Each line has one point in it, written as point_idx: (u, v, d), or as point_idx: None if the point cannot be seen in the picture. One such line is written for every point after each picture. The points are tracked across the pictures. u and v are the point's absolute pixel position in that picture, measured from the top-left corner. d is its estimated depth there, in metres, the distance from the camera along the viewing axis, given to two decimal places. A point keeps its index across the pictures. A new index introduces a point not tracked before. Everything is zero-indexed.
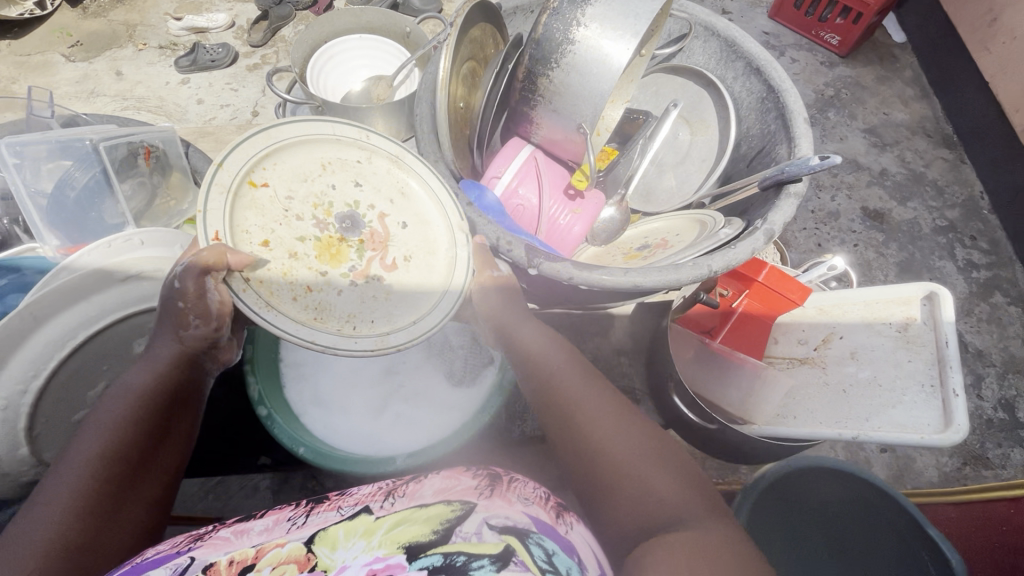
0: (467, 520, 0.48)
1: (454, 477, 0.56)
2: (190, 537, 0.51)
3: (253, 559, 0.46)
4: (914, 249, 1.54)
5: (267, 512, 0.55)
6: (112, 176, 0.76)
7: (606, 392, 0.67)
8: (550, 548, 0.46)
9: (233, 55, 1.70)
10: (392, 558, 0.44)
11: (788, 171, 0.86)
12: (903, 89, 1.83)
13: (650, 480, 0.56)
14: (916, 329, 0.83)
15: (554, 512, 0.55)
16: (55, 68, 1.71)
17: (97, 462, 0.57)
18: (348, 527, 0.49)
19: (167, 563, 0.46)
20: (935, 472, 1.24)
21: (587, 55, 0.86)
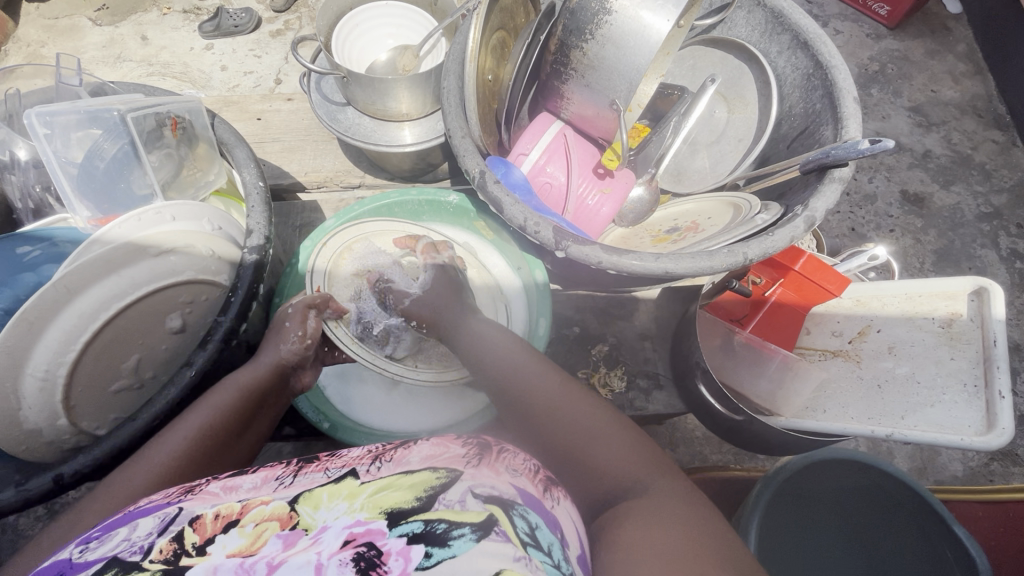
0: (451, 488, 0.47)
1: (443, 444, 0.55)
2: (183, 489, 0.51)
3: (237, 515, 0.45)
4: (955, 236, 1.47)
5: (260, 467, 0.54)
6: (140, 146, 0.75)
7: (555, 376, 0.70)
8: (533, 521, 0.46)
9: (257, 20, 1.67)
10: (373, 523, 0.43)
11: (834, 154, 0.82)
12: (955, 65, 1.72)
13: (601, 453, 0.60)
14: (960, 325, 0.79)
15: (542, 485, 0.54)
16: (83, 32, 1.71)
17: (201, 434, 0.61)
18: (333, 489, 0.48)
19: (154, 514, 0.46)
20: (960, 466, 1.21)
21: (623, 26, 0.82)
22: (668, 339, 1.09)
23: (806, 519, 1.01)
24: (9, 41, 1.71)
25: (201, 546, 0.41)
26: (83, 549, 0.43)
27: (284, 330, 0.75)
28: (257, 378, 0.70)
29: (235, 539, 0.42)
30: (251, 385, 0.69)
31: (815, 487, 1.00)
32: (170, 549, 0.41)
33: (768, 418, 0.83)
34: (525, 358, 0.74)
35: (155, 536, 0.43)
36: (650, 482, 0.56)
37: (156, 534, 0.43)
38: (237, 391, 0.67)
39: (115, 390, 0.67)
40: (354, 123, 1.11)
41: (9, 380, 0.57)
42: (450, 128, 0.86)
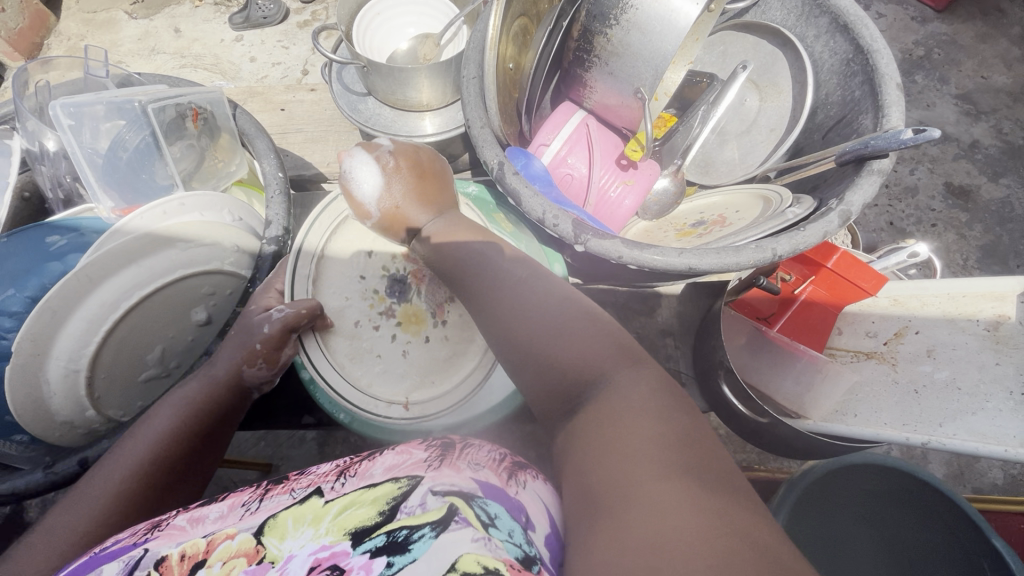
0: (412, 492, 0.47)
1: (406, 452, 0.55)
2: (150, 524, 0.51)
3: (203, 554, 0.45)
4: (1003, 232, 1.39)
5: (228, 495, 0.54)
6: (161, 139, 0.76)
7: (517, 263, 0.67)
8: (493, 510, 0.47)
9: (285, 11, 1.68)
10: (338, 546, 0.42)
11: (873, 145, 0.77)
12: (1009, 49, 1.61)
13: (559, 345, 0.57)
14: (1008, 329, 0.75)
15: (506, 472, 0.55)
16: (119, 26, 1.74)
17: (142, 470, 0.60)
18: (297, 515, 0.47)
19: (120, 557, 0.46)
20: (1001, 475, 1.15)
21: (651, 10, 0.78)
22: (691, 336, 1.06)
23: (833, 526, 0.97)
24: (50, 35, 1.76)
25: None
26: None
27: (252, 347, 0.69)
28: (211, 396, 0.67)
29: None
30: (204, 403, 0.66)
31: (840, 492, 0.96)
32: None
33: (795, 421, 0.79)
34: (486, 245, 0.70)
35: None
36: (615, 375, 0.54)
37: None
38: (188, 413, 0.65)
39: (144, 378, 0.70)
40: (374, 114, 1.10)
41: (35, 368, 0.59)
42: (470, 119, 0.85)
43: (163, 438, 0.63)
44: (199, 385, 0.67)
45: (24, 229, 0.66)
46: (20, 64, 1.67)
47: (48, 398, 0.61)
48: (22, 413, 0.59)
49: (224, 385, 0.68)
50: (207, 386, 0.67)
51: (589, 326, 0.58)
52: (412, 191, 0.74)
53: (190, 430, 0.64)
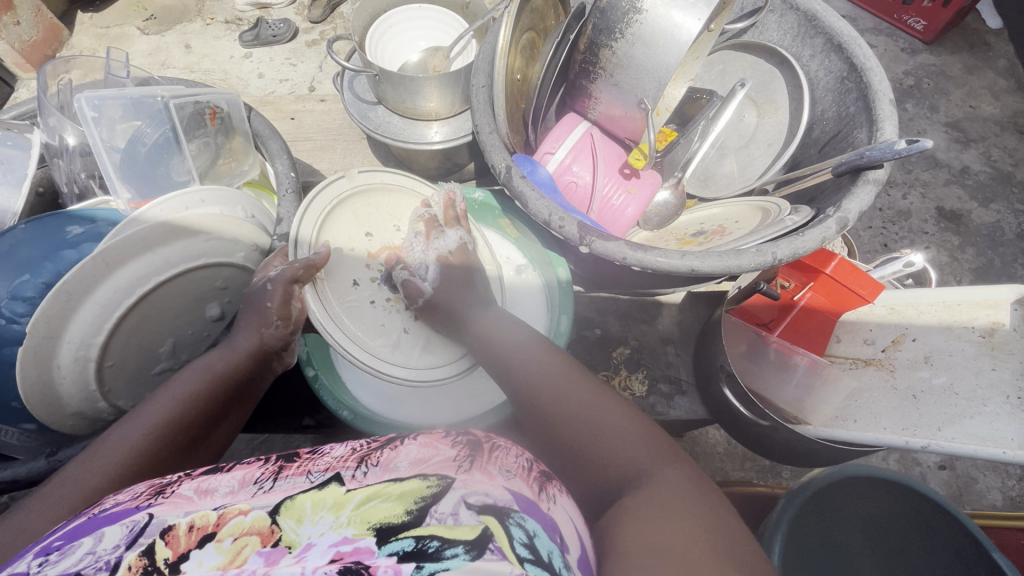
0: (442, 498, 0.41)
1: (432, 446, 0.50)
2: (153, 489, 0.46)
3: (213, 527, 0.39)
4: (995, 255, 1.42)
5: (236, 466, 0.48)
6: (180, 133, 0.79)
7: (557, 367, 0.65)
8: (530, 528, 0.40)
9: (294, 31, 1.64)
10: (362, 540, 0.36)
11: (869, 156, 0.79)
12: (995, 81, 1.67)
13: (595, 432, 0.55)
14: (1002, 335, 0.77)
15: (537, 483, 0.49)
16: (131, 41, 1.70)
17: (160, 428, 0.59)
18: (316, 498, 0.42)
19: (124, 521, 0.41)
20: (1000, 496, 1.12)
21: (654, 25, 0.82)
22: (691, 343, 1.07)
23: (826, 532, 0.95)
24: (63, 48, 1.73)
25: (175, 563, 0.36)
26: (46, 558, 0.38)
27: (265, 308, 0.70)
28: (234, 365, 0.68)
29: (212, 555, 0.36)
30: (230, 373, 0.67)
31: (837, 504, 0.95)
32: (140, 565, 0.36)
33: (797, 426, 0.80)
34: (527, 341, 0.70)
35: (124, 549, 0.37)
36: (657, 471, 0.50)
37: (124, 546, 0.37)
38: (208, 379, 0.65)
39: (155, 370, 0.71)
40: (384, 121, 1.13)
41: (48, 350, 0.59)
42: (478, 124, 0.87)
43: (184, 401, 0.62)
44: (223, 354, 0.68)
45: (41, 218, 0.67)
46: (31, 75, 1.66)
47: (57, 383, 0.61)
48: (30, 395, 0.59)
49: (248, 355, 0.70)
50: (229, 358, 0.68)
51: (621, 425, 0.55)
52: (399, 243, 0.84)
53: (211, 393, 0.65)
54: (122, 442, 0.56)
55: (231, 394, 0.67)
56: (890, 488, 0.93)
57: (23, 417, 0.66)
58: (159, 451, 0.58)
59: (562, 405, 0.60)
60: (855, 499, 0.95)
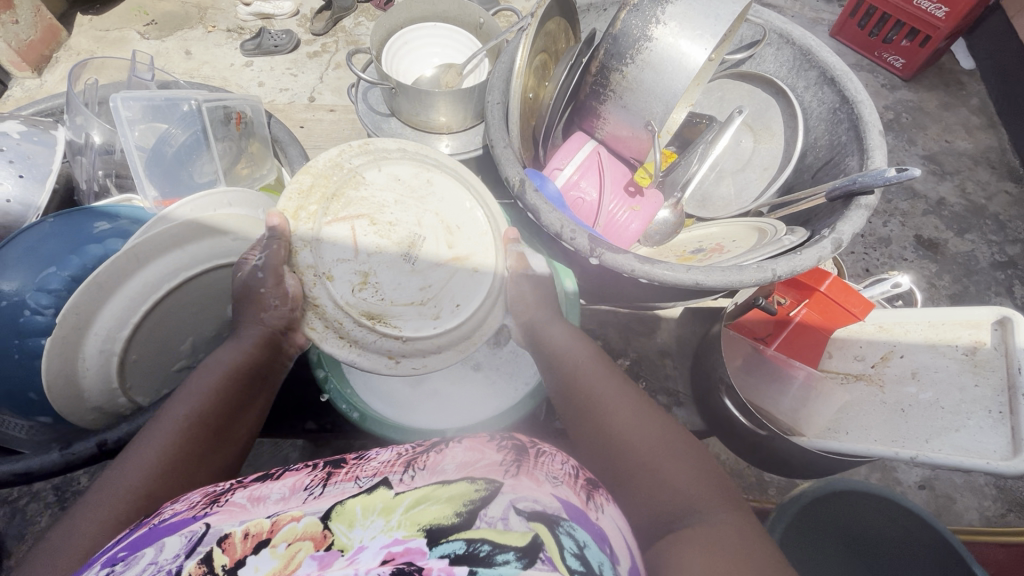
0: (491, 502, 0.42)
1: (477, 450, 0.51)
2: (207, 499, 0.47)
3: (268, 533, 0.40)
4: (969, 283, 1.49)
5: (285, 475, 0.51)
6: (210, 134, 0.81)
7: (631, 397, 0.63)
8: (580, 539, 0.41)
9: (296, 41, 1.67)
10: (412, 541, 0.38)
11: (861, 182, 0.85)
12: (968, 118, 1.77)
13: (637, 451, 0.56)
14: (984, 353, 0.81)
15: (583, 492, 0.49)
16: (130, 45, 1.72)
17: (181, 427, 0.58)
18: (366, 502, 0.43)
19: (182, 530, 0.42)
20: (977, 516, 1.16)
21: (663, 53, 0.86)
22: (688, 357, 1.11)
23: (816, 564, 0.95)
24: (61, 49, 1.72)
25: (233, 569, 0.37)
26: (111, 568, 0.39)
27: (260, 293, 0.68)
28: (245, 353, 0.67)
29: (268, 560, 0.37)
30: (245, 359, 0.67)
31: (825, 524, 0.97)
32: (201, 572, 0.37)
33: (792, 436, 0.84)
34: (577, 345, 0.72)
35: (184, 558, 0.38)
36: (710, 513, 0.48)
37: (185, 554, 0.39)
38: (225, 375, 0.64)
39: (174, 369, 0.73)
40: (397, 133, 1.17)
41: (76, 341, 0.60)
42: (493, 139, 0.91)
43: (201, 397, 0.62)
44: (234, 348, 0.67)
45: (68, 212, 0.68)
46: (27, 74, 1.65)
47: (81, 377, 0.62)
48: (53, 386, 0.60)
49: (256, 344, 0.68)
50: (243, 351, 0.67)
51: (685, 460, 0.54)
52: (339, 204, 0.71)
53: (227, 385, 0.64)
54: (148, 449, 0.55)
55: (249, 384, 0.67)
56: (866, 501, 0.97)
57: (38, 410, 0.67)
58: (185, 451, 0.57)
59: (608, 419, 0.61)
60: (838, 520, 0.97)
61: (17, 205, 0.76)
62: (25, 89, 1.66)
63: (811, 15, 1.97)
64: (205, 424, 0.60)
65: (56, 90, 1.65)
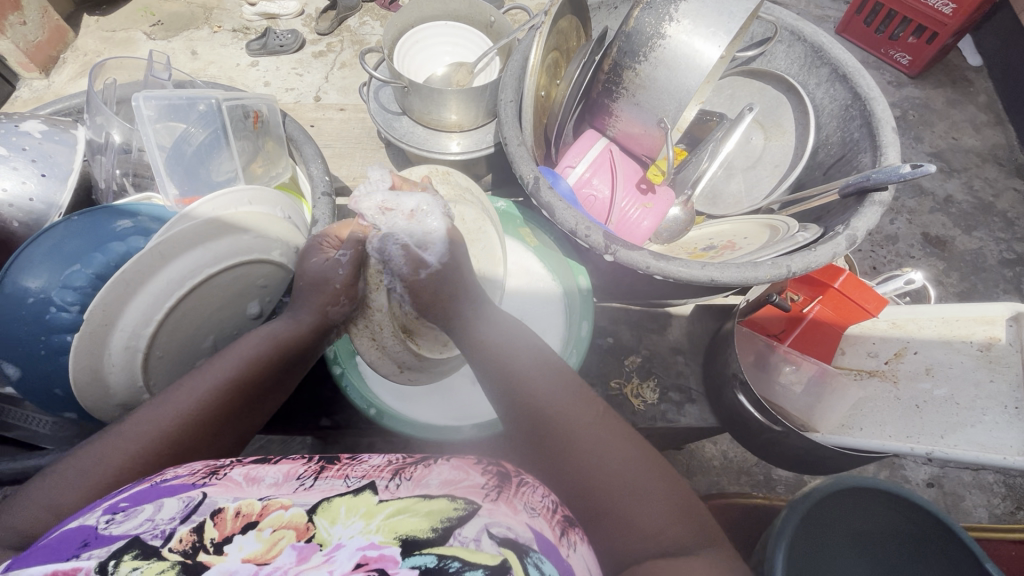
0: (467, 522, 0.43)
1: (463, 469, 0.51)
2: (208, 469, 0.49)
3: (256, 516, 0.41)
4: (977, 280, 1.49)
5: (282, 460, 0.51)
6: (229, 132, 0.82)
7: (596, 423, 0.60)
8: (547, 570, 0.42)
9: (301, 41, 1.67)
10: (387, 548, 0.39)
11: (875, 178, 0.85)
12: (975, 115, 1.77)
13: (610, 475, 0.55)
14: (999, 350, 0.82)
15: (559, 526, 0.49)
16: (137, 46, 1.73)
17: (223, 388, 0.61)
18: (350, 502, 0.44)
19: (180, 495, 0.44)
20: (985, 513, 1.16)
21: (676, 50, 0.87)
22: (700, 354, 1.11)
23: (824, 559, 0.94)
24: (67, 49, 1.73)
25: (219, 544, 0.39)
26: (111, 517, 0.41)
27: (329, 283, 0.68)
28: (297, 335, 0.68)
29: (252, 542, 0.39)
30: (287, 339, 0.67)
31: (836, 519, 0.97)
32: (190, 540, 0.38)
33: (806, 432, 0.84)
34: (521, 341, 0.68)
35: (179, 523, 0.40)
36: (694, 547, 0.51)
37: (180, 519, 0.40)
38: (270, 345, 0.66)
39: (196, 366, 0.73)
40: (408, 131, 1.17)
41: (100, 338, 0.61)
42: (506, 137, 0.91)
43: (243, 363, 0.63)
44: (288, 324, 0.68)
45: (91, 211, 0.69)
46: (35, 75, 1.66)
47: (106, 373, 0.63)
48: (80, 382, 0.61)
49: (310, 327, 0.69)
50: (293, 326, 0.68)
51: (662, 492, 0.54)
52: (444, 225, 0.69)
53: (267, 359, 0.65)
54: (190, 394, 0.59)
55: (288, 364, 0.67)
56: (881, 500, 0.97)
57: (64, 406, 0.68)
58: (219, 408, 0.60)
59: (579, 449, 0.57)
60: (851, 518, 0.97)
61: (40, 204, 0.77)
62: (33, 90, 1.67)
63: (816, 12, 1.96)
64: (243, 389, 0.62)
65: (64, 91, 1.66)
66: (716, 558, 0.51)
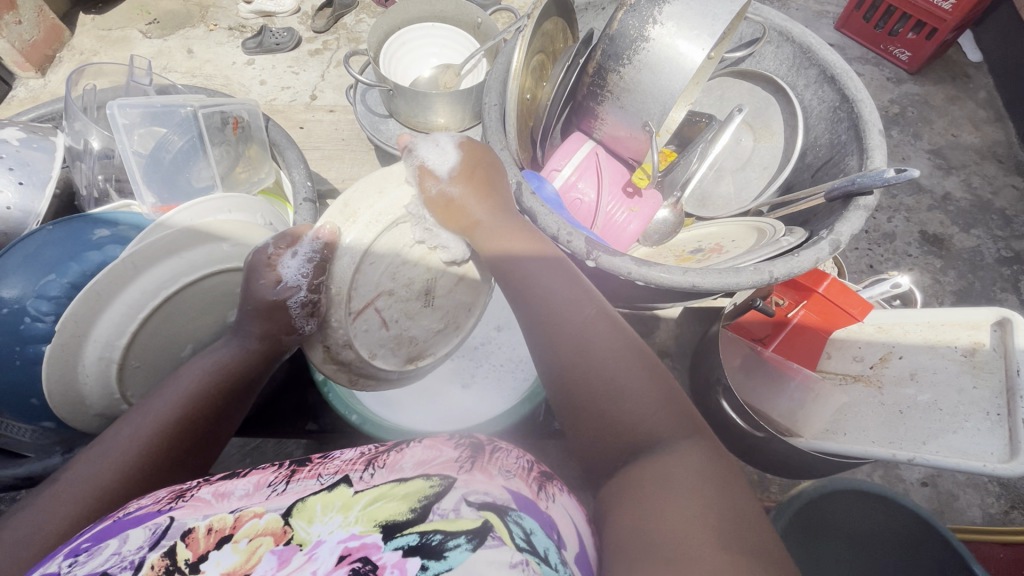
0: (445, 495, 0.42)
1: (435, 448, 0.50)
2: (173, 493, 0.47)
3: (231, 529, 0.40)
4: (974, 279, 1.48)
5: (252, 471, 0.50)
6: (206, 139, 0.82)
7: (589, 322, 0.57)
8: (528, 527, 0.41)
9: (298, 39, 1.66)
10: (369, 537, 0.38)
11: (859, 182, 0.84)
12: (975, 111, 1.75)
13: (598, 378, 0.53)
14: (983, 355, 0.81)
15: (536, 483, 0.50)
16: (133, 44, 1.72)
17: (166, 427, 0.60)
18: (327, 499, 0.43)
19: (146, 523, 0.42)
20: (978, 512, 1.14)
21: (658, 54, 0.86)
22: (688, 357, 1.11)
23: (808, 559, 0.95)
24: (64, 49, 1.73)
25: (196, 564, 0.38)
26: (74, 559, 0.40)
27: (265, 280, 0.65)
28: (242, 362, 0.68)
29: (229, 555, 0.38)
30: (236, 366, 0.67)
31: (824, 521, 0.97)
32: (162, 565, 0.38)
33: (787, 436, 0.84)
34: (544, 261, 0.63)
35: (148, 549, 0.39)
36: (672, 442, 0.48)
37: (148, 547, 0.39)
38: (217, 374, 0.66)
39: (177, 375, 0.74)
40: (395, 134, 1.17)
41: (75, 348, 0.62)
42: (490, 140, 0.90)
43: (183, 401, 0.62)
44: (233, 350, 0.68)
45: (66, 220, 0.68)
46: (31, 75, 1.66)
47: (81, 382, 0.64)
48: (54, 392, 0.62)
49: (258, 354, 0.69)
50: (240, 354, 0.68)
51: (652, 387, 0.52)
52: (475, 188, 0.67)
53: (210, 391, 0.64)
54: (133, 436, 0.58)
55: (237, 390, 0.67)
56: (870, 501, 0.96)
57: (43, 416, 0.69)
58: (165, 449, 0.59)
59: (582, 354, 0.55)
60: (839, 519, 0.97)
61: (17, 212, 0.77)
62: (30, 89, 1.67)
63: (816, 8, 1.95)
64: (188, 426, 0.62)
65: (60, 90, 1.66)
66: (693, 448, 0.48)
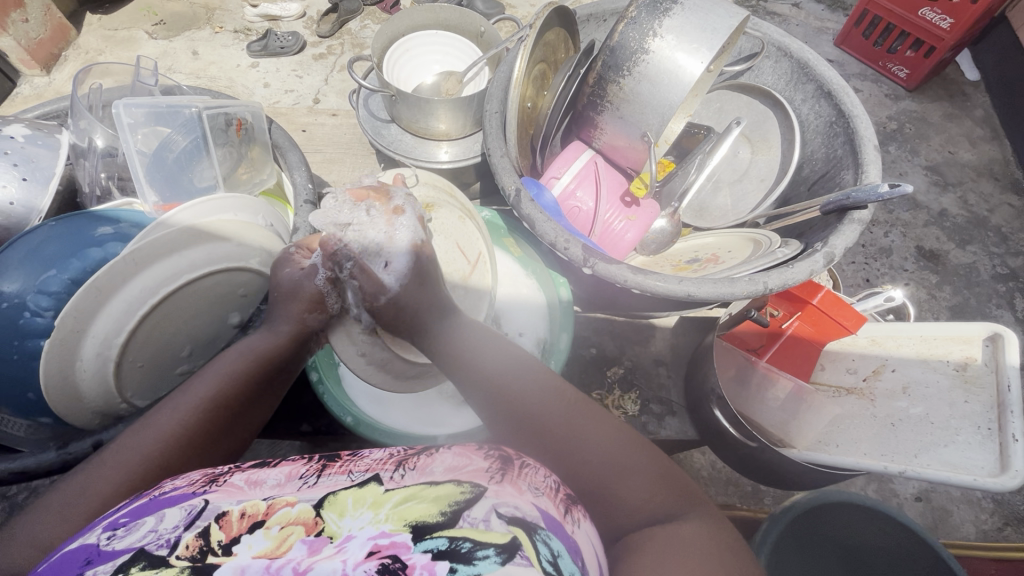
0: (475, 503, 0.42)
1: (466, 455, 0.49)
2: (207, 478, 0.47)
3: (264, 515, 0.40)
4: (970, 294, 1.49)
5: (282, 462, 0.49)
6: (209, 141, 0.82)
7: (582, 412, 0.58)
8: (555, 548, 0.40)
9: (302, 43, 1.68)
10: (398, 535, 0.38)
11: (854, 197, 0.85)
12: (972, 129, 1.77)
13: (594, 460, 0.54)
14: (975, 369, 0.82)
15: (562, 505, 0.48)
16: (138, 44, 1.73)
17: (204, 406, 0.60)
18: (357, 494, 0.43)
19: (181, 505, 0.42)
20: (972, 529, 1.14)
21: (659, 65, 0.87)
22: (682, 366, 1.12)
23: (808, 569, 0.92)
24: (69, 47, 1.74)
25: (228, 545, 0.37)
26: (113, 533, 0.39)
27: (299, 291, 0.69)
28: (276, 347, 0.68)
29: (261, 540, 0.38)
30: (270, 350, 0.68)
31: (825, 531, 0.95)
32: (198, 545, 0.37)
33: (782, 448, 0.85)
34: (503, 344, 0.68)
35: (184, 530, 0.38)
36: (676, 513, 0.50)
37: (184, 526, 0.39)
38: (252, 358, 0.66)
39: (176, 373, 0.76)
40: (396, 139, 1.18)
41: (75, 343, 0.62)
42: (490, 147, 0.91)
43: (223, 379, 0.63)
44: (267, 336, 0.69)
45: (69, 216, 0.69)
46: (35, 72, 1.67)
47: (79, 378, 0.65)
48: (52, 386, 0.63)
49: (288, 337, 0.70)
50: (273, 339, 0.69)
51: (648, 467, 0.54)
52: None
53: (252, 372, 0.65)
54: (174, 413, 0.59)
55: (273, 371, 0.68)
56: (873, 517, 0.95)
57: (39, 412, 0.69)
58: (203, 430, 0.59)
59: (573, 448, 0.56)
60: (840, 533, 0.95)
61: (20, 207, 0.78)
62: (33, 86, 1.68)
63: (816, 24, 1.97)
64: (229, 405, 0.63)
65: (64, 89, 1.67)
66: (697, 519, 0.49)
